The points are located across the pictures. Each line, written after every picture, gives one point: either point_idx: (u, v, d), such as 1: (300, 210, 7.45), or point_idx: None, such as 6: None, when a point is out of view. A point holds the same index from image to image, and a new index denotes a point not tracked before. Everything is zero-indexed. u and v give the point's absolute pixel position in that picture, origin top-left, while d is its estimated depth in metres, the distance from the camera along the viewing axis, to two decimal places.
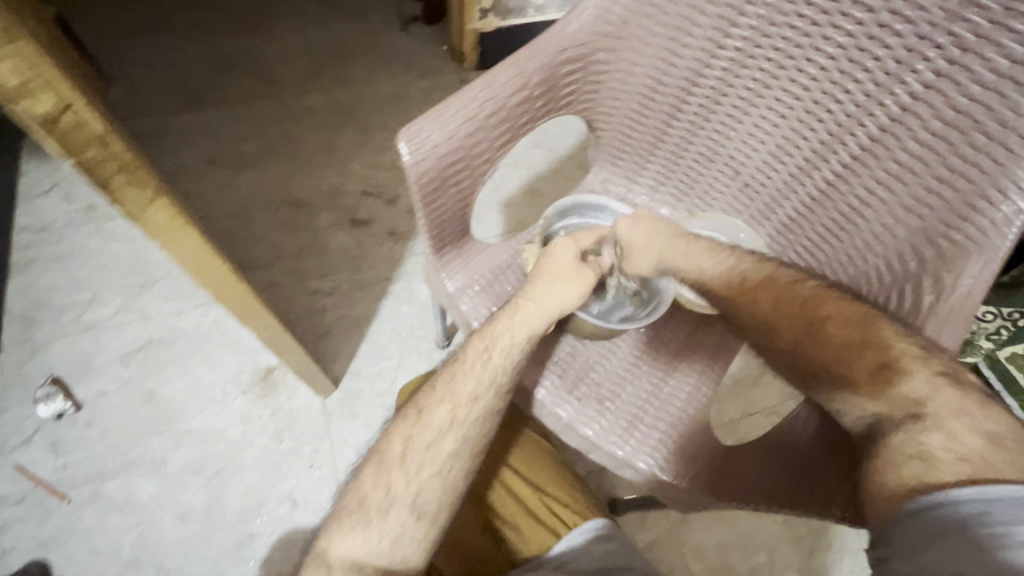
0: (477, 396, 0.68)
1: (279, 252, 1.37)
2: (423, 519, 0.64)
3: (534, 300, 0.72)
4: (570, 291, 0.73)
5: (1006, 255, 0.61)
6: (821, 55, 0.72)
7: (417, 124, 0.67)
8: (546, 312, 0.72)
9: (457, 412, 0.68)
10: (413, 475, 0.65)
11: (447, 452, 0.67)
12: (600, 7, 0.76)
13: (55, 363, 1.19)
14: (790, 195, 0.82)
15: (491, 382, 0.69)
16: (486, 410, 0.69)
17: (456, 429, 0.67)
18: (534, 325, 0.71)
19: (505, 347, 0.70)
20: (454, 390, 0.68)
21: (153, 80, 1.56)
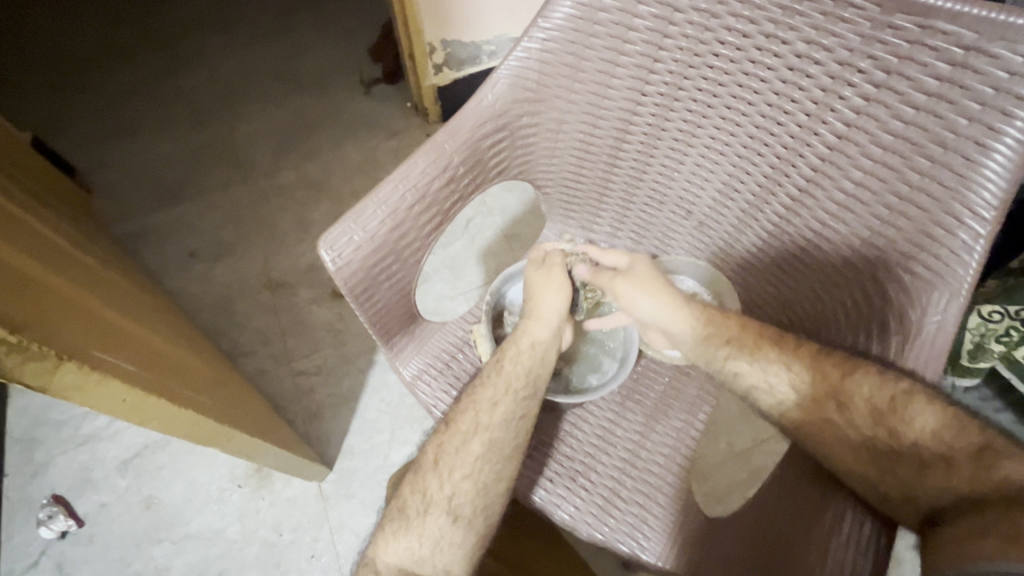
0: (496, 401, 0.67)
1: (263, 337, 1.38)
2: (459, 523, 0.62)
3: (533, 311, 0.74)
4: (559, 293, 0.75)
5: (972, 285, 0.57)
6: (745, 91, 0.68)
7: (336, 229, 0.66)
8: (548, 318, 0.74)
9: (480, 416, 0.66)
10: (445, 478, 0.64)
11: (475, 455, 0.64)
12: (513, 75, 0.74)
13: (55, 481, 1.20)
14: (748, 227, 0.77)
15: (508, 386, 0.68)
16: (508, 415, 0.66)
17: (482, 433, 0.65)
18: (539, 332, 0.72)
19: (513, 356, 0.70)
20: (474, 399, 0.67)
21: (129, 183, 1.61)
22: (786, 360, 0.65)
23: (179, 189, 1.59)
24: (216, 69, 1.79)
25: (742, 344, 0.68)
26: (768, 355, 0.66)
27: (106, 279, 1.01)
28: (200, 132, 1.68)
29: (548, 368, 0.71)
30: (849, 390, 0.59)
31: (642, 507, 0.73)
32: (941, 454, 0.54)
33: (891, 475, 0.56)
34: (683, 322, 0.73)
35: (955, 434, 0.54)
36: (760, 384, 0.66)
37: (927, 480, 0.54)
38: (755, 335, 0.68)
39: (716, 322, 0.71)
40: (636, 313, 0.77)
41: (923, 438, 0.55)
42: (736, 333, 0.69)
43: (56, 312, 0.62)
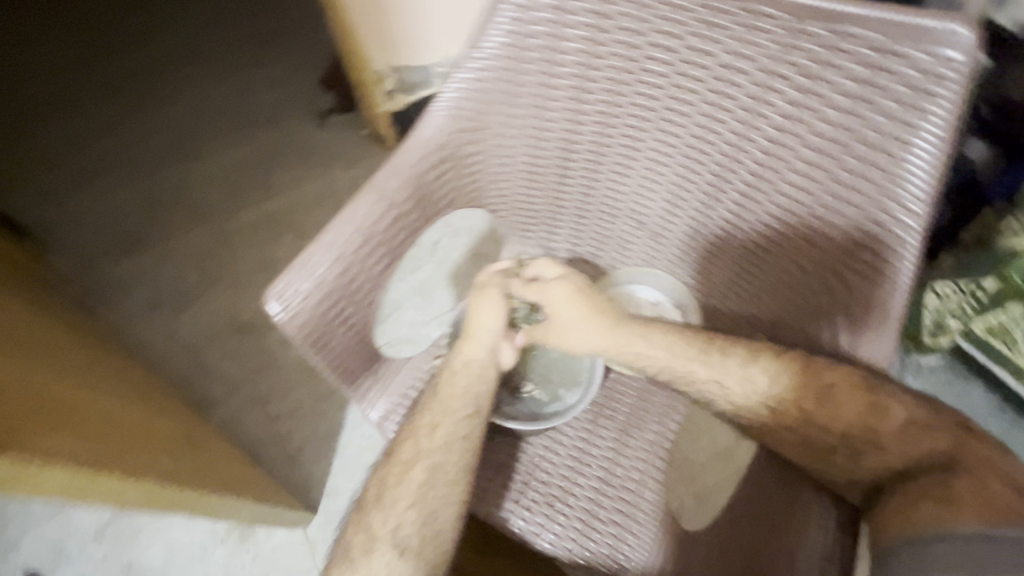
0: (434, 425, 0.66)
1: (235, 381, 1.35)
2: (407, 556, 0.60)
3: (467, 330, 0.71)
4: (493, 311, 0.71)
5: (911, 278, 0.62)
6: (681, 103, 0.69)
7: (282, 281, 0.66)
8: (482, 340, 0.70)
9: (420, 443, 0.65)
10: (389, 511, 0.62)
11: (419, 482, 0.63)
12: (451, 106, 0.74)
13: (29, 556, 1.16)
14: (699, 233, 0.77)
15: (446, 410, 0.67)
16: (450, 435, 0.65)
17: (423, 460, 0.64)
18: (472, 353, 0.70)
19: (449, 377, 0.69)
20: (414, 426, 0.66)
21: (83, 236, 1.55)
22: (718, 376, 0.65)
23: (135, 238, 1.54)
24: (163, 111, 1.73)
25: (674, 366, 0.67)
26: (700, 375, 0.66)
27: (59, 342, 0.97)
28: (152, 178, 1.63)
29: (489, 385, 0.69)
30: (804, 394, 0.62)
31: (621, 525, 0.73)
32: (872, 440, 0.58)
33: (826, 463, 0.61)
34: (604, 341, 0.70)
35: (880, 419, 0.58)
36: (703, 391, 0.67)
37: (865, 464, 0.59)
38: (683, 359, 0.67)
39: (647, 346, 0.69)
40: (574, 346, 0.72)
41: (857, 428, 0.59)
42: (664, 362, 0.68)
43: None
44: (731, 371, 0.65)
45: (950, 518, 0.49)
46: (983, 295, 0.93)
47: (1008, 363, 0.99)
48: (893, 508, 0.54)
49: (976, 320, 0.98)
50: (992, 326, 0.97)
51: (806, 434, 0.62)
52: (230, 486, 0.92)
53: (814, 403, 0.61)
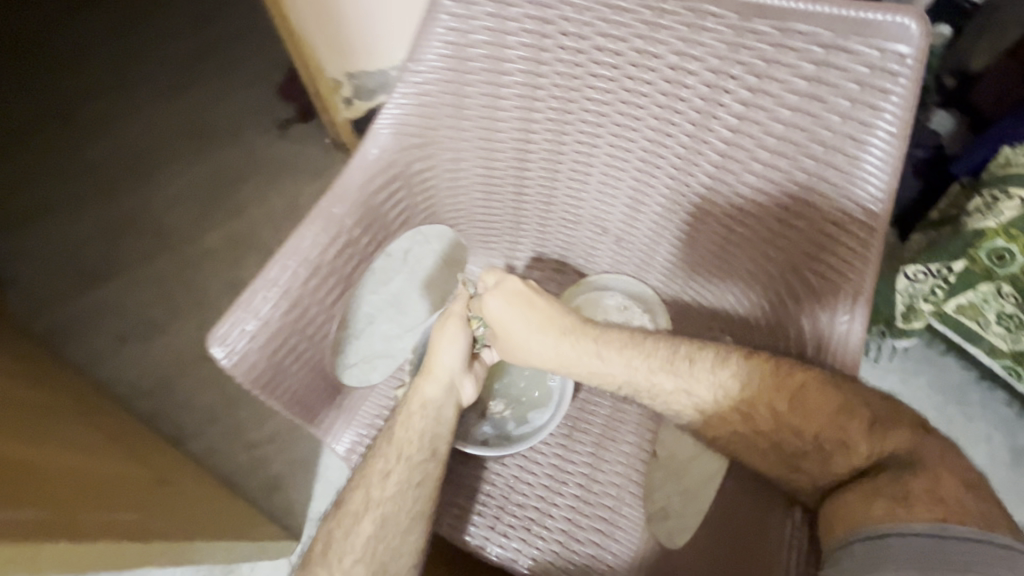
0: (386, 472, 0.66)
1: (210, 412, 1.31)
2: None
3: (426, 368, 0.71)
4: (452, 350, 0.71)
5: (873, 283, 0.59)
6: (631, 107, 0.66)
7: (225, 323, 0.62)
8: (439, 377, 0.70)
9: (370, 493, 0.65)
10: (334, 568, 0.62)
11: (367, 535, 0.63)
12: (395, 123, 0.70)
13: None
14: (662, 238, 0.75)
15: (400, 454, 0.66)
16: (403, 483, 0.65)
17: (373, 510, 0.64)
18: (430, 392, 0.70)
19: (404, 420, 0.69)
20: (366, 474, 0.66)
21: (39, 270, 1.49)
22: (687, 386, 0.63)
23: (97, 270, 1.49)
24: (115, 133, 1.66)
25: (636, 381, 0.66)
26: (666, 387, 0.65)
27: (17, 396, 0.92)
28: (108, 205, 1.56)
29: (447, 426, 0.69)
30: (777, 395, 0.59)
31: (598, 544, 0.71)
32: (840, 439, 0.55)
33: (799, 472, 0.57)
34: (555, 359, 0.70)
35: (842, 413, 0.55)
36: (668, 406, 0.65)
37: (832, 468, 0.55)
38: (646, 370, 0.65)
39: (606, 362, 0.67)
40: (530, 358, 0.71)
41: (824, 429, 0.56)
42: (623, 379, 0.67)
43: None
44: (700, 380, 0.63)
45: (902, 517, 0.47)
46: (953, 276, 0.92)
47: (984, 345, 0.98)
48: (845, 506, 0.52)
49: (948, 302, 0.95)
50: (965, 306, 0.94)
51: (779, 438, 0.59)
52: (205, 526, 0.90)
53: (788, 408, 0.58)
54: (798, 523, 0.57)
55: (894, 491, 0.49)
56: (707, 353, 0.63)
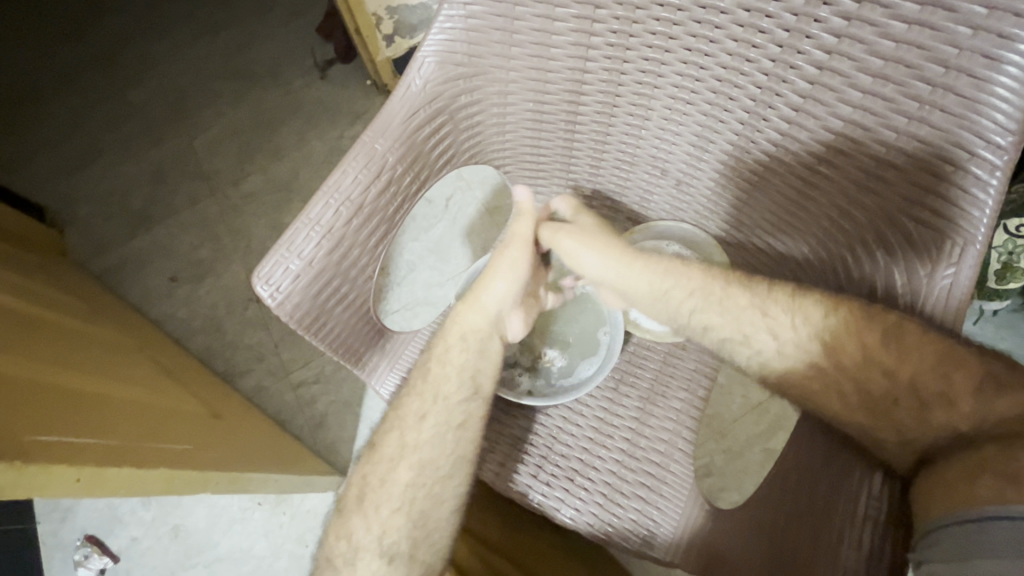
0: (423, 414, 0.65)
1: (258, 351, 1.36)
2: (396, 563, 0.61)
3: (470, 297, 0.70)
4: (511, 270, 0.70)
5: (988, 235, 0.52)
6: (705, 27, 0.58)
7: (268, 263, 0.62)
8: (487, 305, 0.69)
9: (406, 436, 0.64)
10: (371, 518, 0.63)
11: (404, 484, 0.63)
12: (439, 51, 0.65)
13: (85, 522, 1.21)
14: (730, 180, 0.68)
15: (439, 394, 0.65)
16: (440, 426, 0.64)
17: (409, 456, 0.64)
18: (475, 321, 0.68)
19: (443, 354, 0.67)
20: (400, 415, 0.65)
21: (95, 211, 1.53)
22: (761, 306, 0.61)
23: (150, 212, 1.52)
24: (159, 74, 1.65)
25: (709, 291, 0.64)
26: (740, 301, 0.62)
27: (82, 335, 0.95)
28: (156, 148, 1.57)
29: (489, 360, 0.68)
30: (868, 328, 0.55)
31: (644, 500, 0.70)
32: (941, 392, 0.52)
33: (887, 419, 0.55)
34: (639, 282, 0.68)
35: (954, 366, 0.52)
36: (736, 335, 0.62)
37: (925, 422, 0.53)
38: (722, 282, 0.64)
39: (677, 273, 0.66)
40: (585, 267, 0.71)
41: (921, 373, 0.53)
42: (697, 286, 0.65)
43: None
44: (783, 315, 0.60)
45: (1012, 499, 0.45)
46: None
47: None
48: (940, 486, 0.50)
49: None
50: None
51: (864, 379, 0.56)
52: (257, 457, 0.93)
53: (881, 344, 0.54)
54: (877, 494, 0.56)
55: (1003, 467, 0.47)
56: (788, 287, 0.61)
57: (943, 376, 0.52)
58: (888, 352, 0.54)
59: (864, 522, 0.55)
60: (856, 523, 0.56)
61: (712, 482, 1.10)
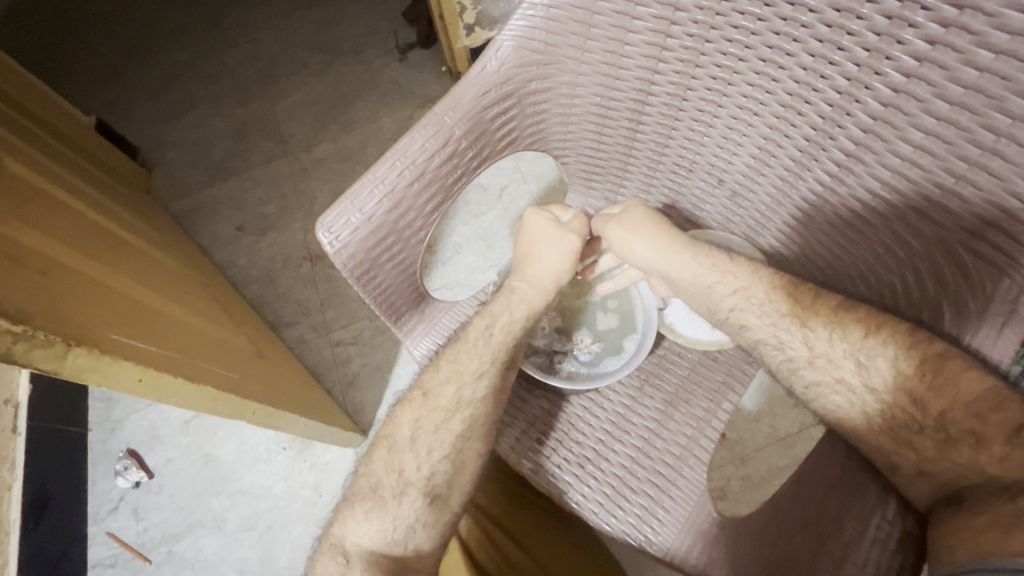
0: (481, 373, 0.68)
1: (304, 307, 1.44)
2: (435, 504, 0.64)
3: (527, 273, 0.73)
4: (566, 256, 0.73)
5: None
6: (783, 39, 0.58)
7: (332, 213, 0.66)
8: (544, 285, 0.72)
9: (463, 391, 0.67)
10: (422, 458, 0.65)
11: (455, 433, 0.66)
12: (519, 37, 0.67)
13: (129, 437, 1.31)
14: (787, 196, 0.68)
15: (495, 358, 0.69)
16: (493, 388, 0.68)
17: (464, 409, 0.67)
18: (533, 296, 0.72)
19: (507, 324, 0.70)
20: (458, 368, 0.68)
21: (182, 158, 1.65)
22: (803, 317, 0.63)
23: (229, 164, 1.63)
24: (254, 40, 1.76)
25: (752, 294, 0.66)
26: (780, 309, 0.64)
27: (154, 260, 1.04)
28: (241, 108, 1.69)
29: (515, 338, 0.70)
30: (908, 358, 0.56)
31: (651, 498, 0.70)
32: (970, 430, 0.51)
33: (908, 446, 0.56)
34: (688, 272, 0.68)
35: (992, 408, 0.51)
36: (769, 339, 0.64)
37: (948, 455, 0.53)
38: (767, 284, 0.65)
39: (724, 268, 0.67)
40: (635, 263, 0.72)
41: (953, 408, 0.53)
42: (744, 283, 0.66)
43: (77, 298, 0.66)
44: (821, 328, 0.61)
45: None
46: None
47: None
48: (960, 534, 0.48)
49: None
50: None
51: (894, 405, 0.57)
52: (290, 399, 0.99)
53: (915, 373, 0.55)
54: (888, 518, 0.58)
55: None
56: (831, 305, 0.62)
57: (995, 423, 0.50)
58: (923, 380, 0.55)
59: (873, 546, 0.57)
60: (866, 546, 0.58)
61: (728, 506, 1.07)
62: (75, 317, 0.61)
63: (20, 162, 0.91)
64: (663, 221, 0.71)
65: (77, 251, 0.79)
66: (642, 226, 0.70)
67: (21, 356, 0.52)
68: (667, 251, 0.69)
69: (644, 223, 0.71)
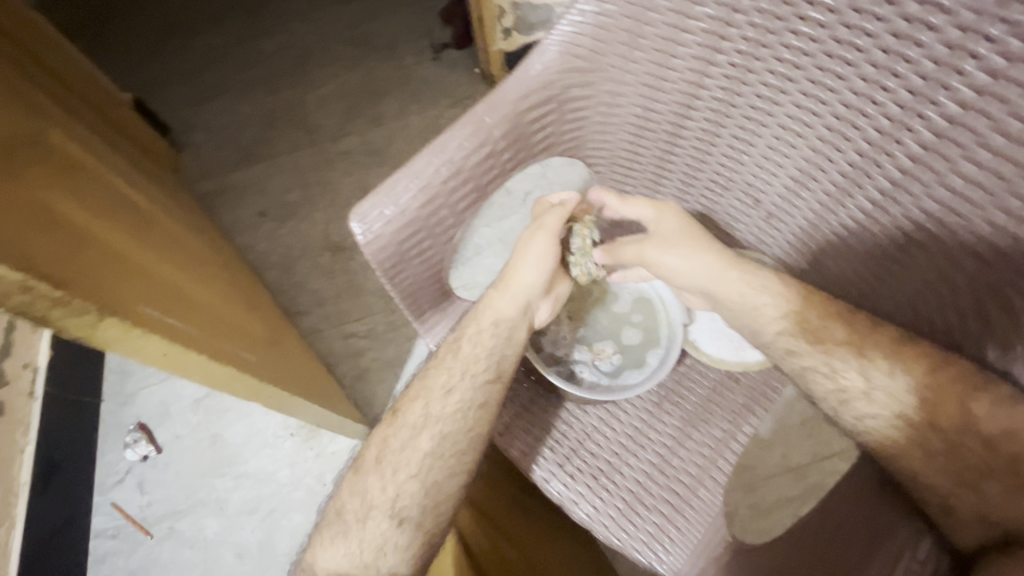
0: (449, 388, 0.67)
1: (320, 297, 1.45)
2: (405, 526, 0.63)
3: (502, 284, 0.72)
4: (541, 265, 0.72)
5: None
6: (836, 61, 0.57)
7: (367, 203, 0.66)
8: (515, 294, 0.71)
9: (430, 408, 0.67)
10: (387, 479, 0.65)
11: (424, 451, 0.65)
12: (565, 43, 0.67)
13: (140, 411, 1.32)
14: (825, 221, 0.67)
15: (466, 370, 0.68)
16: (464, 402, 0.67)
17: (431, 426, 0.66)
18: (503, 306, 0.70)
19: (473, 335, 0.69)
20: (426, 386, 0.68)
21: (212, 141, 1.67)
22: (858, 346, 0.61)
23: (256, 150, 1.65)
24: (290, 30, 1.78)
25: (803, 316, 0.65)
26: (837, 336, 0.63)
27: (179, 238, 1.05)
28: (274, 95, 1.71)
29: None
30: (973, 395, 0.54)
31: (665, 516, 0.69)
32: None
33: (973, 490, 0.53)
34: (735, 289, 0.68)
35: None
36: (821, 366, 0.63)
37: (1015, 503, 0.50)
38: (820, 311, 0.64)
39: (775, 291, 0.66)
40: (675, 279, 0.72)
41: None
42: (792, 308, 0.65)
43: (106, 268, 0.67)
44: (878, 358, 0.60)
45: None
46: None
47: None
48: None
49: None
50: None
51: (956, 442, 0.55)
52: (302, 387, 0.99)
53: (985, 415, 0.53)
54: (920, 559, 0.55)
55: None
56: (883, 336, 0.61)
57: None
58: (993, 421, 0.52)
59: None
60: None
61: None
62: (107, 287, 0.61)
63: (63, 133, 0.92)
64: (702, 234, 0.71)
65: (110, 223, 0.80)
66: (686, 237, 0.70)
67: (57, 320, 0.53)
68: (707, 267, 0.69)
69: (688, 235, 0.70)
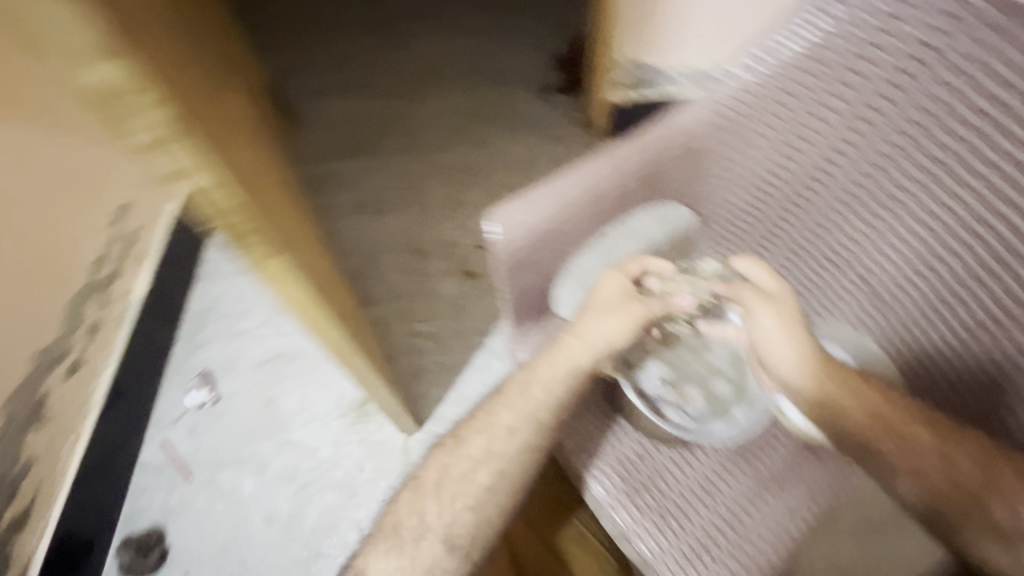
0: (512, 429, 0.69)
1: (394, 291, 1.52)
2: (455, 553, 0.65)
3: (580, 330, 0.71)
4: (618, 327, 0.71)
5: None
6: (968, 170, 0.63)
7: (506, 207, 0.71)
8: (593, 345, 0.70)
9: (493, 444, 0.69)
10: (445, 505, 0.67)
11: (480, 486, 0.67)
12: (716, 103, 0.77)
13: (206, 360, 1.38)
14: (930, 313, 0.71)
15: (532, 418, 0.69)
16: (524, 446, 0.68)
17: (491, 463, 0.68)
18: (576, 353, 0.70)
19: (546, 371, 0.70)
20: (492, 422, 0.70)
21: (326, 131, 1.81)
22: (941, 451, 0.60)
23: (364, 147, 1.77)
24: (416, 48, 1.94)
25: (886, 418, 0.63)
26: (922, 441, 0.61)
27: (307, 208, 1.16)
28: (390, 102, 1.85)
29: None
30: None
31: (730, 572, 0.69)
32: None
33: None
34: (815, 393, 0.66)
35: None
36: (902, 469, 0.61)
37: None
38: (905, 416, 0.63)
39: (861, 395, 0.65)
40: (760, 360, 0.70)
41: None
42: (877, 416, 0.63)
43: (288, 224, 0.73)
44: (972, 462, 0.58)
45: None
46: None
47: None
48: None
49: None
50: None
51: None
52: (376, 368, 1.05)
53: None
54: None
55: None
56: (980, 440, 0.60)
57: None
58: None
59: None
60: None
61: None
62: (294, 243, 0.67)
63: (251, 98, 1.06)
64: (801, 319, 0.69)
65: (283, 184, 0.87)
66: (781, 328, 0.67)
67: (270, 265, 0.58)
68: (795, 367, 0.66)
69: (786, 323, 0.68)
